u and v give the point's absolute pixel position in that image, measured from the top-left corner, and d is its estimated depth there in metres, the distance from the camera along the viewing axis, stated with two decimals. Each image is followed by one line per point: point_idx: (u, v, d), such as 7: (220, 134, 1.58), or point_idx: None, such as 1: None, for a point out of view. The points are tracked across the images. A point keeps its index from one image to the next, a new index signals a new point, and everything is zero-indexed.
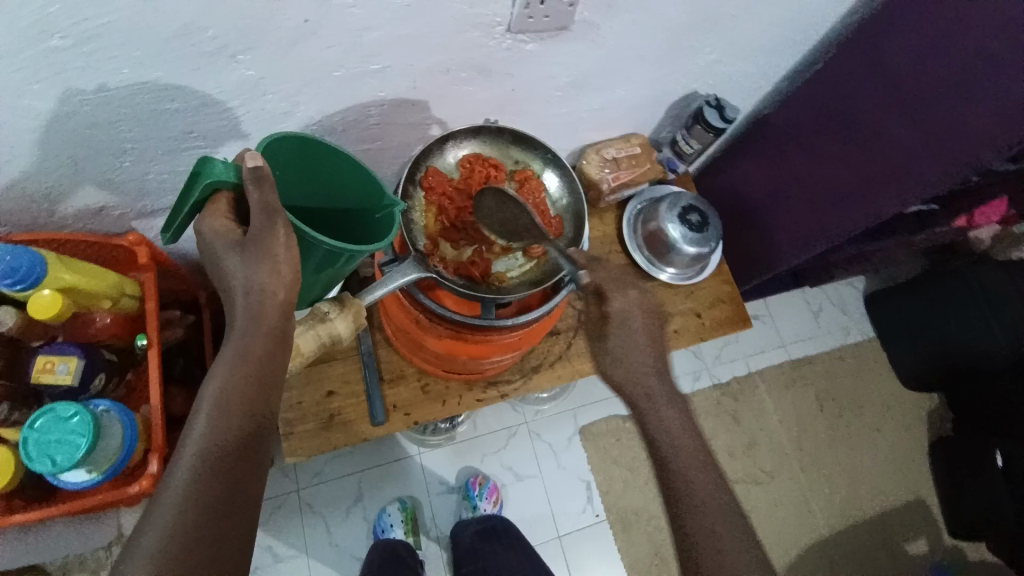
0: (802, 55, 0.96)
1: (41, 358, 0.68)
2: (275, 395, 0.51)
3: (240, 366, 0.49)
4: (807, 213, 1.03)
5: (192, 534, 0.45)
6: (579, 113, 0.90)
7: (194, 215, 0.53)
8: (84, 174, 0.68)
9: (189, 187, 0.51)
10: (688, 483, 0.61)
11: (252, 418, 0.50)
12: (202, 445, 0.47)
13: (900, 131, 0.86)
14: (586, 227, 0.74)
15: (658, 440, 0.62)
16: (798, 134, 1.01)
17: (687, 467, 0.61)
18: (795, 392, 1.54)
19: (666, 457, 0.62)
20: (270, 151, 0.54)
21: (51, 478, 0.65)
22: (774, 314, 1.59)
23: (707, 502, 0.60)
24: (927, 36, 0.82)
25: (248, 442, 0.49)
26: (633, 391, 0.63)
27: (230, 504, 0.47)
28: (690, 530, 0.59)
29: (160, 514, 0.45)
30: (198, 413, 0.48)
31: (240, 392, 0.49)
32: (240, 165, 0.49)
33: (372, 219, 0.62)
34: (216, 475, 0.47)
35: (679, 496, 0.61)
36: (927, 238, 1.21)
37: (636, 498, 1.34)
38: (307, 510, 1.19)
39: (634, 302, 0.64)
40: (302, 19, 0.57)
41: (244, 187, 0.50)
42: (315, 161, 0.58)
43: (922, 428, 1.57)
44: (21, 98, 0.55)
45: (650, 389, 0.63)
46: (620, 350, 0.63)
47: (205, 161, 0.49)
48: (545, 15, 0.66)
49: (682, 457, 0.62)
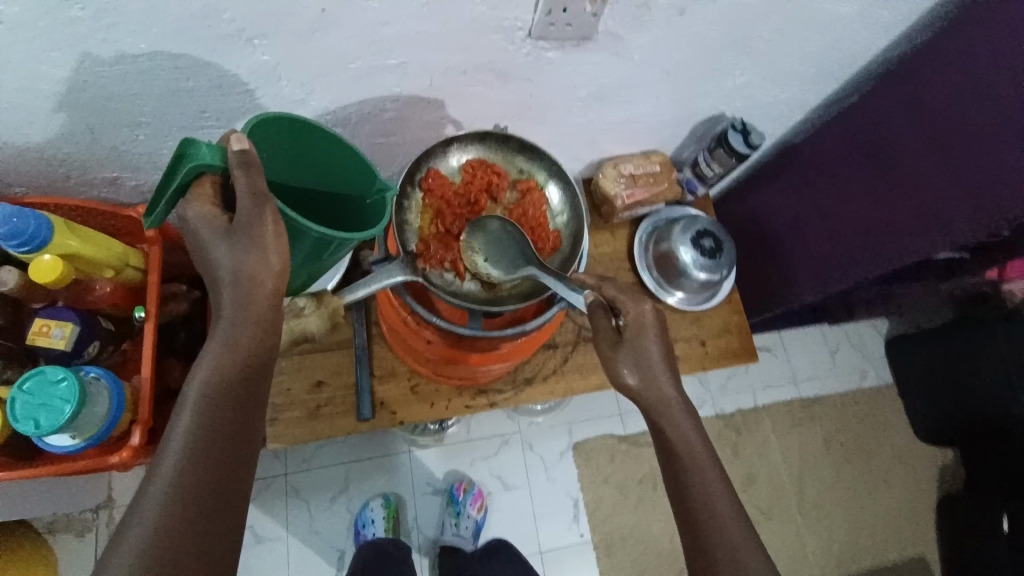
0: (840, 87, 0.93)
1: (39, 321, 0.69)
2: (260, 388, 0.52)
3: (229, 359, 0.49)
4: (828, 252, 0.99)
5: (182, 529, 0.45)
6: (600, 125, 0.89)
7: (177, 200, 0.52)
8: (99, 144, 0.69)
9: (171, 172, 0.50)
10: (710, 505, 0.57)
11: (238, 412, 0.50)
12: (189, 440, 0.47)
13: (932, 174, 0.82)
14: (584, 241, 0.73)
15: (678, 459, 0.59)
16: (829, 169, 0.97)
17: (708, 489, 0.57)
18: (802, 431, 1.49)
19: (685, 477, 0.59)
20: (260, 133, 0.54)
21: (37, 440, 0.66)
22: (788, 348, 1.54)
23: (733, 528, 0.56)
24: (974, 81, 0.78)
25: (234, 436, 0.50)
26: (649, 397, 0.60)
27: (219, 498, 0.48)
28: (717, 557, 0.55)
29: (147, 510, 0.45)
30: (184, 407, 0.48)
31: (226, 386, 0.49)
32: (226, 149, 0.49)
33: (364, 207, 0.64)
34: (204, 469, 0.47)
35: (700, 520, 0.57)
36: (954, 287, 1.15)
37: (624, 520, 1.32)
38: (292, 494, 1.20)
39: (648, 315, 0.62)
40: (320, 9, 0.56)
41: (229, 171, 0.50)
42: (306, 146, 0.59)
43: (931, 482, 1.51)
44: (39, 65, 0.56)
45: (666, 397, 0.60)
46: (638, 364, 0.60)
47: (189, 143, 0.49)
48: (567, 24, 0.64)
49: (704, 477, 0.58)
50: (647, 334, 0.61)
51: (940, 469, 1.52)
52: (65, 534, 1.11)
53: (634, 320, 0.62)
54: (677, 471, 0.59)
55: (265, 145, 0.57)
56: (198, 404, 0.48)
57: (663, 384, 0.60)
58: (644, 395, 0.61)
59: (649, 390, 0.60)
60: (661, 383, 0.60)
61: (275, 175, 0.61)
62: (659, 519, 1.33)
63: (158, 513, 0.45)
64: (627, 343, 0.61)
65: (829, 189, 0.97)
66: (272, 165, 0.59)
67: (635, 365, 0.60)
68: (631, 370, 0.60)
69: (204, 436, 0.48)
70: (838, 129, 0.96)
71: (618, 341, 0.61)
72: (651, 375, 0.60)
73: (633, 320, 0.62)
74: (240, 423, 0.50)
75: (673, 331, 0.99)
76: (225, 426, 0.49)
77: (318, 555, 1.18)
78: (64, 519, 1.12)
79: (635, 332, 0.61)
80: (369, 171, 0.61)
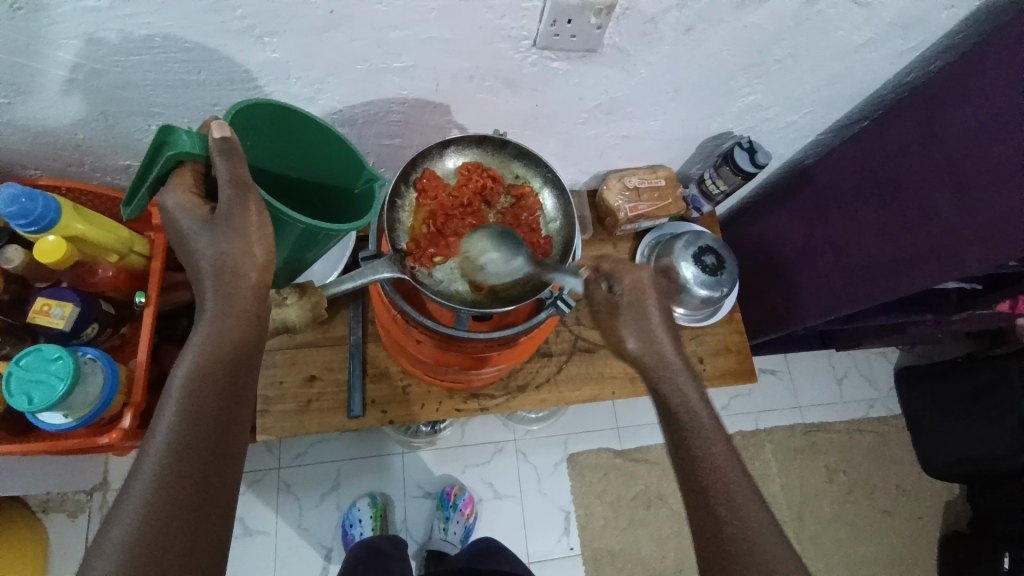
0: (852, 110, 0.91)
1: (40, 300, 0.71)
2: (248, 380, 0.52)
3: (213, 353, 0.50)
4: (837, 279, 0.96)
5: (163, 526, 0.45)
6: (607, 139, 0.89)
7: (157, 187, 0.53)
8: (113, 131, 0.71)
9: (152, 158, 0.51)
10: (714, 464, 0.56)
11: (223, 407, 0.50)
12: (172, 434, 0.47)
13: (946, 209, 0.79)
14: (575, 244, 0.74)
15: (683, 422, 0.58)
16: (841, 196, 0.96)
17: (712, 454, 0.56)
18: (803, 458, 1.46)
19: (684, 431, 0.58)
20: (246, 116, 0.55)
21: (30, 417, 0.68)
22: (793, 372, 1.52)
23: (740, 493, 0.55)
24: (991, 114, 0.75)
25: (220, 432, 0.50)
26: (650, 363, 0.60)
27: (204, 494, 0.48)
28: (722, 517, 0.54)
29: (130, 505, 0.45)
30: (169, 400, 0.48)
31: (212, 379, 0.49)
32: (206, 137, 0.50)
33: (353, 195, 0.66)
34: (187, 464, 0.47)
35: (705, 489, 0.55)
36: (964, 320, 1.12)
37: (613, 539, 1.30)
38: (284, 489, 1.21)
39: (647, 281, 0.61)
40: (328, 10, 0.57)
41: (210, 160, 0.51)
42: (292, 131, 0.60)
43: (935, 520, 1.47)
44: (53, 54, 0.57)
45: (668, 361, 0.60)
46: (639, 330, 0.60)
47: (169, 131, 0.49)
48: (572, 35, 0.64)
49: (710, 442, 0.57)
50: (647, 299, 0.61)
51: (945, 506, 1.48)
52: (58, 513, 1.13)
53: (631, 283, 0.61)
54: (680, 437, 0.58)
55: (250, 130, 0.57)
56: (182, 398, 0.48)
57: (665, 351, 0.60)
58: (650, 362, 0.60)
59: (649, 355, 0.60)
60: (663, 348, 0.60)
61: (262, 160, 0.61)
62: (649, 539, 1.31)
63: (142, 507, 0.45)
64: (626, 307, 0.60)
65: (840, 216, 0.96)
66: (255, 150, 0.60)
67: (636, 331, 0.60)
68: (634, 335, 0.60)
69: (187, 431, 0.48)
70: (851, 155, 0.94)
71: (614, 309, 0.61)
72: (654, 342, 0.60)
73: (630, 286, 0.61)
74: (225, 418, 0.50)
75: None
76: (209, 422, 0.49)
77: (305, 551, 1.18)
78: (58, 499, 1.14)
79: (633, 300, 0.60)
80: (361, 159, 0.62)
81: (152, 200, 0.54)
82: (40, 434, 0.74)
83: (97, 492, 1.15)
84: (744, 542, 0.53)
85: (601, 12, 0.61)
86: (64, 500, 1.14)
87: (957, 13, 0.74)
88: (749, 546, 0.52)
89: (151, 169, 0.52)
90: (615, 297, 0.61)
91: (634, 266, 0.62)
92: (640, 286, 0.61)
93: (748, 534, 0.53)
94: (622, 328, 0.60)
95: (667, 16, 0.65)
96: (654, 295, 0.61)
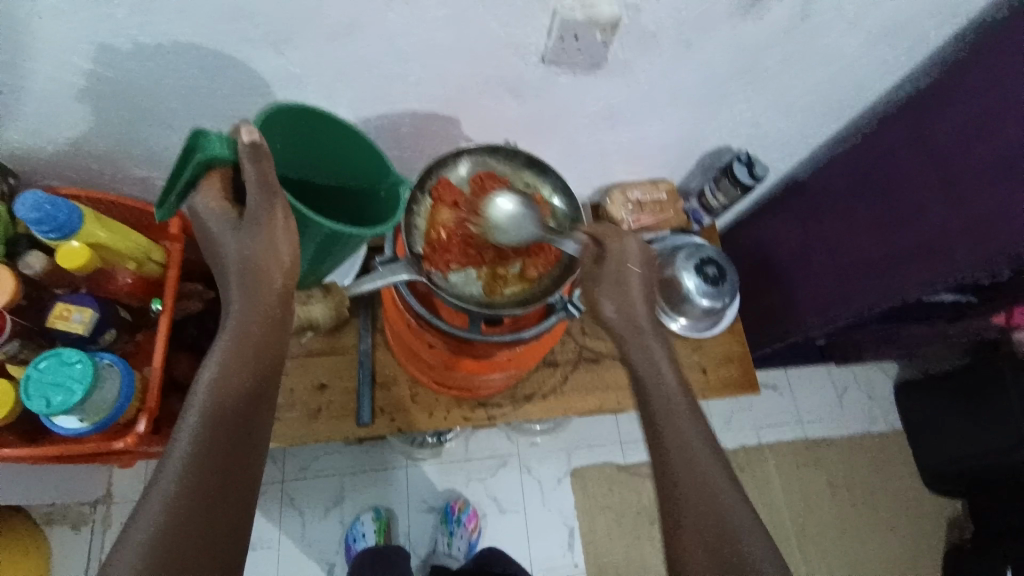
0: (842, 125, 0.96)
1: (59, 305, 0.73)
2: (270, 379, 0.54)
3: (236, 353, 0.52)
4: (831, 285, 0.99)
5: (185, 523, 0.46)
6: (609, 150, 0.92)
7: (187, 191, 0.55)
8: (132, 140, 0.73)
9: (183, 162, 0.54)
10: (677, 427, 0.60)
11: (244, 406, 0.52)
12: (196, 432, 0.49)
13: (934, 211, 0.82)
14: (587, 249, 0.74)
15: (651, 396, 0.62)
16: (836, 206, 0.98)
17: (676, 417, 0.60)
18: (806, 473, 1.46)
19: (652, 396, 0.62)
20: (272, 119, 0.58)
21: (47, 421, 0.69)
22: (793, 386, 1.53)
23: (698, 449, 0.59)
24: (975, 122, 0.79)
25: (241, 429, 0.51)
26: (623, 329, 0.64)
27: (226, 490, 0.49)
28: (680, 476, 0.57)
29: (152, 503, 0.46)
30: (194, 399, 0.50)
31: (235, 378, 0.51)
32: (235, 141, 0.52)
33: (376, 200, 0.68)
34: (210, 459, 0.48)
35: (665, 448, 0.59)
36: (961, 331, 1.15)
37: (618, 553, 1.29)
38: (287, 502, 1.20)
39: (631, 251, 0.65)
40: (344, 19, 0.60)
41: (237, 163, 0.53)
42: (318, 129, 0.62)
43: (939, 534, 1.46)
44: (80, 62, 0.60)
45: (641, 328, 0.64)
46: (617, 296, 0.64)
47: (200, 136, 0.52)
48: (578, 50, 0.68)
49: (677, 413, 0.61)
50: (631, 266, 0.65)
51: (949, 521, 1.48)
52: (59, 526, 1.14)
53: (617, 252, 0.65)
54: (648, 411, 0.62)
55: (277, 132, 0.60)
56: (206, 397, 0.50)
57: (637, 316, 0.64)
58: (620, 329, 0.64)
59: (623, 321, 0.64)
60: (637, 315, 0.64)
61: (284, 160, 0.64)
62: (654, 554, 1.30)
63: (163, 505, 0.46)
64: (610, 274, 0.64)
65: (835, 226, 0.98)
66: (284, 152, 0.63)
67: (614, 297, 0.64)
68: (611, 301, 0.64)
69: (210, 429, 0.49)
70: (844, 164, 0.97)
71: (600, 274, 0.65)
72: (628, 308, 0.64)
73: (616, 254, 0.65)
74: (247, 416, 0.51)
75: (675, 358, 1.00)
76: (232, 420, 0.50)
77: (307, 566, 1.18)
78: (60, 512, 1.14)
79: (618, 264, 0.65)
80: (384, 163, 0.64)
81: (183, 204, 0.57)
82: (55, 438, 0.75)
83: (99, 504, 1.16)
84: (703, 499, 0.56)
85: (605, 30, 0.65)
86: (66, 513, 1.14)
87: (941, 30, 0.78)
88: (705, 503, 0.56)
89: (182, 174, 0.54)
90: (599, 259, 0.66)
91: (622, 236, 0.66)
92: (623, 254, 0.65)
93: (704, 493, 0.56)
94: (604, 293, 0.64)
95: (666, 29, 0.68)
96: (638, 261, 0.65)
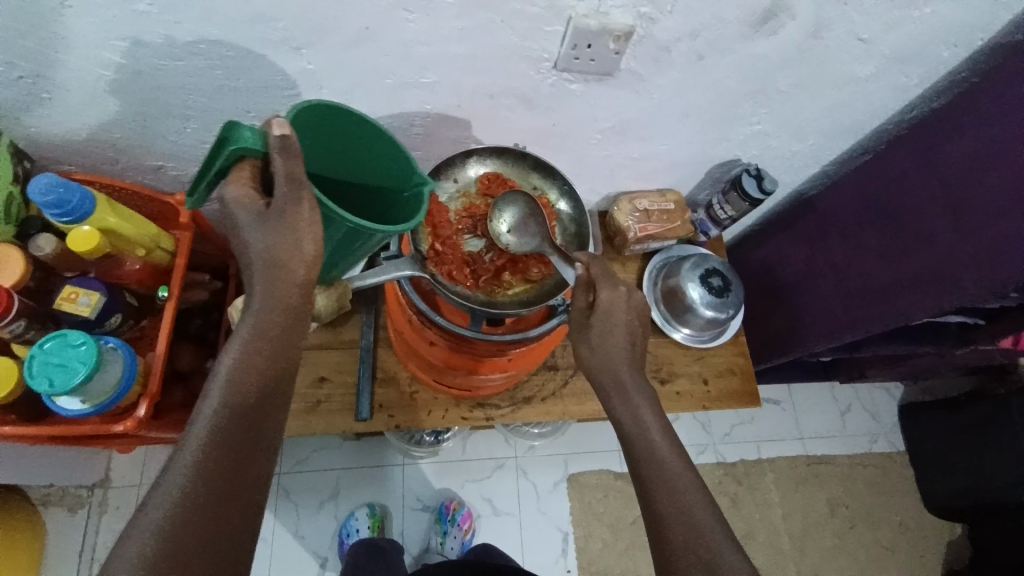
0: (856, 141, 0.95)
1: (67, 288, 0.73)
2: (288, 371, 0.54)
3: (256, 342, 0.52)
4: (840, 305, 0.98)
5: (197, 510, 0.46)
6: (618, 159, 0.92)
7: (218, 180, 0.54)
8: (146, 132, 0.74)
9: (212, 152, 0.52)
10: (656, 459, 0.57)
11: (262, 396, 0.52)
12: (214, 420, 0.49)
13: (945, 234, 0.81)
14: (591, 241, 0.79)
15: (637, 446, 0.58)
16: (843, 222, 0.98)
17: (655, 456, 0.57)
18: (805, 490, 1.44)
19: (630, 440, 0.59)
20: (296, 120, 0.57)
21: (48, 401, 0.69)
22: (796, 403, 1.52)
23: (682, 480, 0.55)
24: (985, 144, 0.78)
25: (257, 419, 0.51)
26: (602, 379, 0.61)
27: (239, 484, 0.49)
28: (659, 505, 0.55)
29: (167, 487, 0.46)
30: (214, 387, 0.50)
31: (254, 368, 0.51)
32: (266, 133, 0.50)
33: (399, 198, 0.67)
34: (225, 452, 0.48)
35: (647, 485, 0.56)
36: (967, 354, 1.13)
37: (612, 563, 1.28)
38: (283, 495, 1.21)
39: (621, 298, 0.62)
40: (362, 26, 0.61)
41: (269, 155, 0.51)
42: (341, 133, 0.62)
43: (938, 558, 1.45)
44: (95, 54, 0.61)
45: (620, 379, 0.61)
46: (601, 347, 0.61)
47: (232, 127, 0.50)
48: (591, 58, 0.68)
49: (664, 460, 0.57)
50: (619, 313, 0.61)
51: (947, 544, 1.46)
52: (56, 507, 1.15)
53: (607, 300, 0.61)
54: (635, 462, 0.58)
55: (305, 130, 0.60)
56: (226, 384, 0.50)
57: (619, 365, 0.61)
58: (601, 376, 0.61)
59: (601, 364, 0.61)
60: (617, 362, 0.61)
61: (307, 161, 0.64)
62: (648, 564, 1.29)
63: (179, 490, 0.46)
64: (596, 326, 0.62)
65: (842, 243, 0.98)
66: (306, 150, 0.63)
67: (599, 345, 0.61)
68: (592, 347, 0.62)
69: (229, 417, 0.49)
70: (852, 180, 0.97)
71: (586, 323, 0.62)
72: (609, 352, 0.61)
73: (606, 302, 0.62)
74: (265, 407, 0.52)
75: (675, 366, 0.99)
76: (247, 412, 0.50)
77: (300, 558, 1.18)
78: (58, 493, 1.16)
79: (605, 315, 0.61)
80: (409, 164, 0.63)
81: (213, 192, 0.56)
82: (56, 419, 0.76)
83: (96, 488, 1.17)
84: (688, 533, 0.53)
85: (618, 37, 0.65)
86: (63, 494, 1.16)
87: (957, 52, 0.78)
88: (694, 546, 0.52)
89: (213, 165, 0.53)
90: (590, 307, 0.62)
91: (616, 282, 0.63)
92: (616, 305, 0.61)
93: (695, 540, 0.52)
94: (590, 345, 0.62)
95: (679, 45, 0.68)
96: (626, 317, 0.62)
